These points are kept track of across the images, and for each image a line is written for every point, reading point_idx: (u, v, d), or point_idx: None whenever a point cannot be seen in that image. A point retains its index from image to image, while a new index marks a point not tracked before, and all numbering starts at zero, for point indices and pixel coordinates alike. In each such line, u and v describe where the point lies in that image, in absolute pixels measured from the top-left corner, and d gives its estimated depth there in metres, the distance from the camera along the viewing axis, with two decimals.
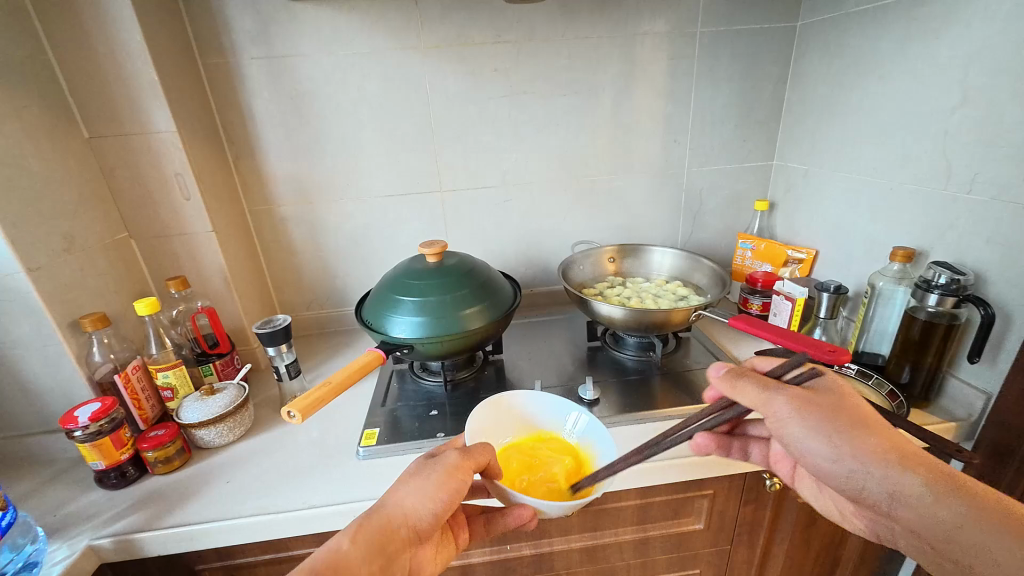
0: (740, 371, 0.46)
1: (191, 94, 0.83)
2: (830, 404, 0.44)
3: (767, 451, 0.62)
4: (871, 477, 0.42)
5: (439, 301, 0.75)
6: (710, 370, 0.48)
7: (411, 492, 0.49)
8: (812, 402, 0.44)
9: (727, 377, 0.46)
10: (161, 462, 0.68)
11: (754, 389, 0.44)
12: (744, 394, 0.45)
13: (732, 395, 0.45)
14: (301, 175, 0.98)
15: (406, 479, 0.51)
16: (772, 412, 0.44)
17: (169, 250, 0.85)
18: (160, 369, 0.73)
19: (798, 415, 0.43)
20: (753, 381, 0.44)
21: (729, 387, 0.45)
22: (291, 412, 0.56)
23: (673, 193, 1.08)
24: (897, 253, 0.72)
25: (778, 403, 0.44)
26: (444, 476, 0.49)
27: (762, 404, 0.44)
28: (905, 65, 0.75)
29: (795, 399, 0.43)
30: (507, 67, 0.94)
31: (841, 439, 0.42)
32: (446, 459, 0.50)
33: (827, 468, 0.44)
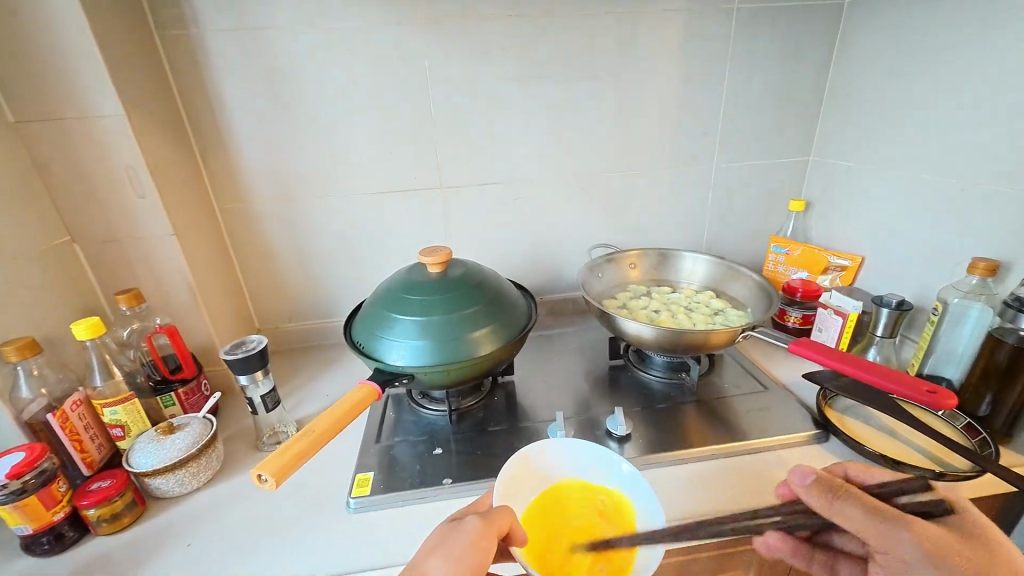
0: (837, 487, 0.41)
1: (143, 71, 0.69)
2: (971, 550, 0.36)
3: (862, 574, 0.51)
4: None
5: (445, 321, 0.63)
6: (791, 476, 0.42)
7: (435, 568, 0.39)
8: (942, 540, 0.37)
9: (820, 495, 0.40)
10: (107, 520, 0.56)
11: (859, 514, 0.39)
12: (847, 518, 0.39)
13: (828, 515, 0.40)
14: (280, 170, 0.85)
15: (425, 551, 0.41)
16: (890, 548, 0.38)
17: (121, 257, 0.72)
18: (106, 404, 0.61)
19: (929, 559, 0.36)
20: (859, 504, 0.39)
21: (825, 507, 0.40)
22: (263, 476, 0.43)
23: (699, 191, 0.97)
24: (977, 265, 0.63)
25: (898, 539, 0.37)
26: (474, 545, 0.41)
27: (875, 534, 0.38)
28: (987, 46, 0.65)
29: (919, 536, 0.37)
30: (518, 45, 0.82)
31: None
32: (468, 528, 0.42)
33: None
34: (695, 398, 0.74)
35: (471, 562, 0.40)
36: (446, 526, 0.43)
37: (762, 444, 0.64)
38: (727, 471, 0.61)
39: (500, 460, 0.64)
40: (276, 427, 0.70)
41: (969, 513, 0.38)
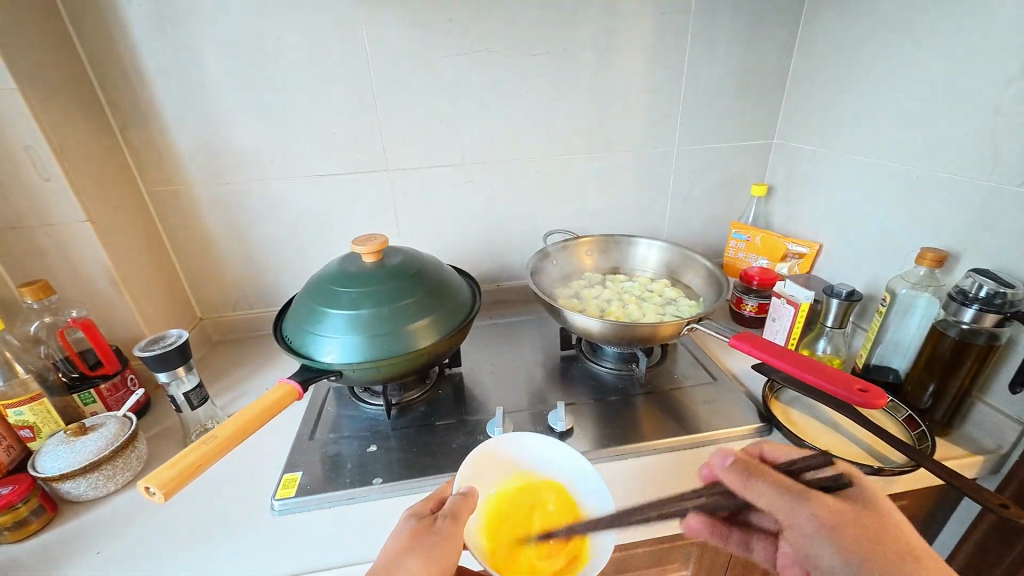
0: (752, 466, 0.39)
1: (41, 38, 0.63)
2: (868, 524, 0.35)
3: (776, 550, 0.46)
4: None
5: (378, 315, 0.60)
6: (713, 457, 0.41)
7: (412, 568, 0.40)
8: (844, 518, 0.35)
9: (736, 470, 0.39)
10: (10, 528, 0.53)
11: (770, 492, 0.37)
12: (757, 496, 0.38)
13: (742, 493, 0.38)
14: (212, 150, 0.79)
15: (397, 551, 0.42)
16: (795, 524, 0.36)
17: (33, 245, 0.67)
18: (10, 405, 0.57)
19: (826, 535, 0.35)
20: (767, 481, 0.38)
21: (738, 484, 0.38)
22: (152, 489, 0.42)
23: (660, 176, 0.94)
24: (925, 256, 0.62)
25: (800, 516, 0.36)
26: (450, 542, 0.43)
27: (783, 511, 0.36)
28: (946, 26, 0.62)
29: (823, 512, 0.35)
30: (465, 18, 0.76)
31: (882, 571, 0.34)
32: (441, 531, 0.43)
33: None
34: (644, 389, 0.73)
35: (444, 558, 0.42)
36: (416, 524, 0.44)
37: (703, 438, 0.63)
38: (670, 468, 0.60)
39: (438, 456, 0.62)
40: (205, 424, 0.67)
41: (870, 487, 0.37)
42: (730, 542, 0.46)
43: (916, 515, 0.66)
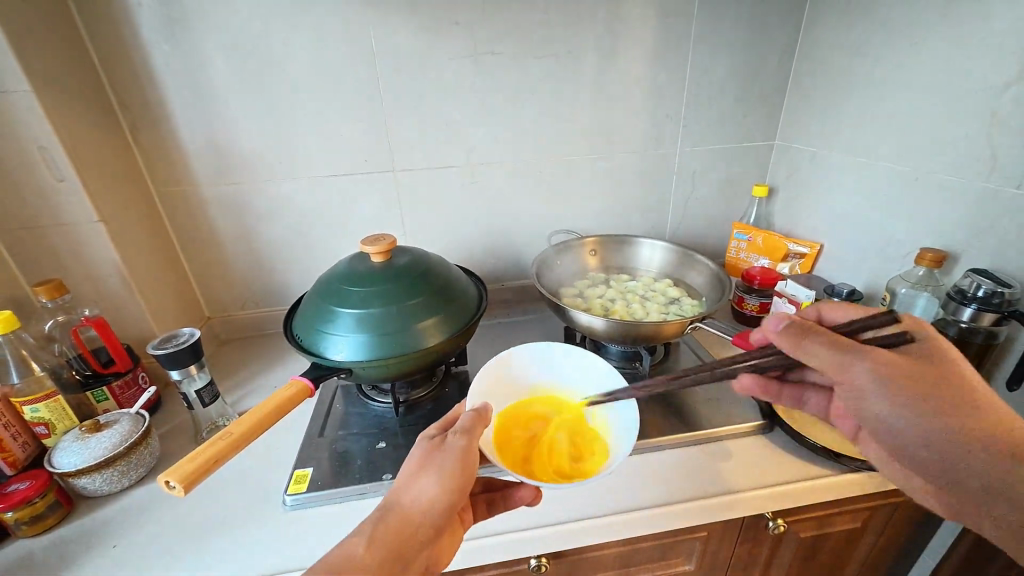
0: (808, 327, 0.41)
1: (54, 41, 0.64)
2: (931, 378, 0.39)
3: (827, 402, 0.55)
4: (969, 470, 0.39)
5: (386, 314, 0.60)
6: (767, 323, 0.43)
7: (426, 486, 0.42)
8: (905, 370, 0.39)
9: (791, 334, 0.41)
10: (28, 522, 0.54)
11: (827, 350, 0.40)
12: (812, 355, 0.40)
13: (796, 354, 0.41)
14: (220, 151, 0.80)
15: (411, 471, 0.43)
16: (850, 378, 0.40)
17: (45, 244, 0.67)
18: (26, 402, 0.58)
19: (881, 383, 0.39)
20: (826, 342, 0.40)
21: (793, 346, 0.41)
22: (171, 483, 0.43)
23: (662, 177, 0.96)
24: (925, 256, 0.63)
25: (858, 368, 0.39)
26: (460, 458, 0.43)
27: (840, 368, 0.40)
28: (945, 31, 0.62)
29: (880, 367, 0.39)
30: (471, 21, 0.77)
31: (932, 417, 0.39)
32: (452, 447, 0.44)
33: (909, 447, 0.42)
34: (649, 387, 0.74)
35: (458, 474, 0.43)
36: (428, 444, 0.45)
37: (709, 434, 0.64)
38: (675, 464, 0.61)
39: None
40: (216, 421, 0.69)
41: (935, 342, 0.41)
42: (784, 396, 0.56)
43: (916, 510, 0.67)
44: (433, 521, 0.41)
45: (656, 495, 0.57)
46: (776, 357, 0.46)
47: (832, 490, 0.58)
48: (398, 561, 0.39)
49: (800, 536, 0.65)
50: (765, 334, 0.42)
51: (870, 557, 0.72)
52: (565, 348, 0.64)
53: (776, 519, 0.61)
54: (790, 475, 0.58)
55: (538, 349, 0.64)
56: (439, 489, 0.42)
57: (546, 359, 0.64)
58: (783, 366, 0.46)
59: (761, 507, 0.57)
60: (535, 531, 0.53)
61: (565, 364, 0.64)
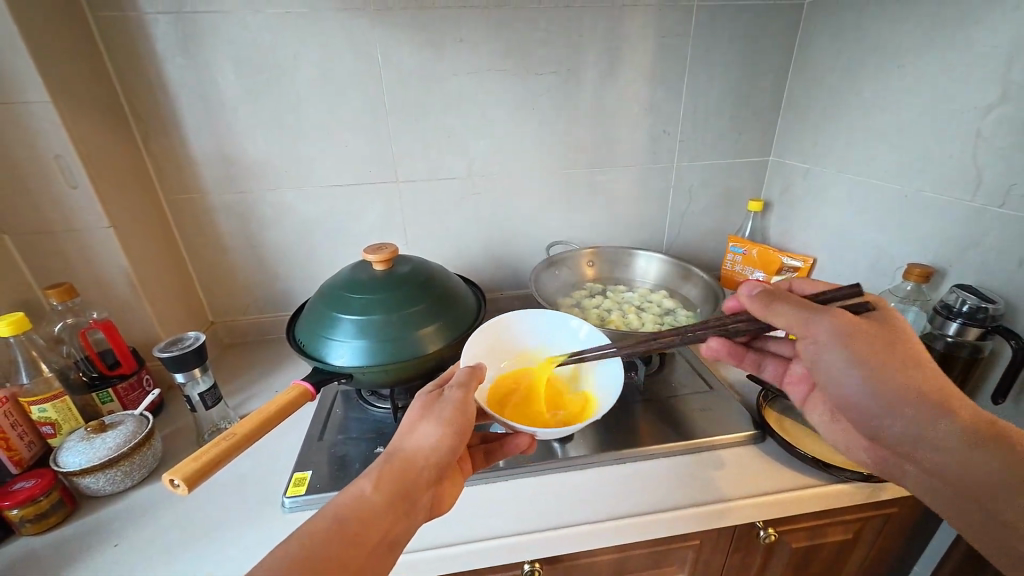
0: (776, 293, 0.44)
1: (75, 54, 0.66)
2: (884, 336, 0.42)
3: (783, 370, 0.60)
4: (903, 414, 0.42)
5: (388, 321, 0.62)
6: (740, 290, 0.46)
7: (428, 431, 0.45)
8: (861, 332, 0.41)
9: (761, 297, 0.44)
10: (32, 520, 0.55)
11: (790, 310, 0.43)
12: (778, 315, 0.43)
13: (765, 316, 0.44)
14: (228, 160, 0.82)
15: (414, 419, 0.46)
16: (812, 334, 0.42)
17: (57, 248, 0.69)
18: (34, 402, 0.60)
19: (840, 340, 0.41)
20: (791, 303, 0.43)
21: (761, 307, 0.44)
22: (176, 482, 0.44)
23: (660, 190, 0.98)
24: (913, 271, 0.65)
25: (819, 325, 0.42)
26: (459, 406, 0.47)
27: (803, 326, 0.42)
28: (932, 55, 0.65)
29: (842, 323, 0.41)
30: (474, 39, 0.80)
31: (878, 367, 0.41)
32: (449, 400, 0.47)
33: (857, 399, 0.44)
34: (644, 397, 0.74)
35: (458, 420, 0.46)
36: (427, 398, 0.48)
37: (702, 442, 0.64)
38: (667, 472, 0.62)
39: None
40: (217, 423, 0.70)
41: (889, 309, 0.44)
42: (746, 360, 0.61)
43: (907, 521, 0.68)
44: (438, 462, 0.44)
45: (647, 502, 0.58)
46: (744, 322, 0.48)
47: (821, 500, 0.59)
48: (405, 501, 0.41)
49: (791, 546, 0.66)
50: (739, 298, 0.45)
51: (861, 569, 0.73)
52: (551, 316, 0.71)
53: (766, 528, 0.62)
54: (780, 485, 0.59)
55: (527, 320, 0.71)
56: (440, 433, 0.45)
57: (535, 328, 0.71)
58: (749, 332, 0.48)
59: (751, 516, 0.58)
60: (527, 536, 0.54)
61: (550, 331, 0.71)
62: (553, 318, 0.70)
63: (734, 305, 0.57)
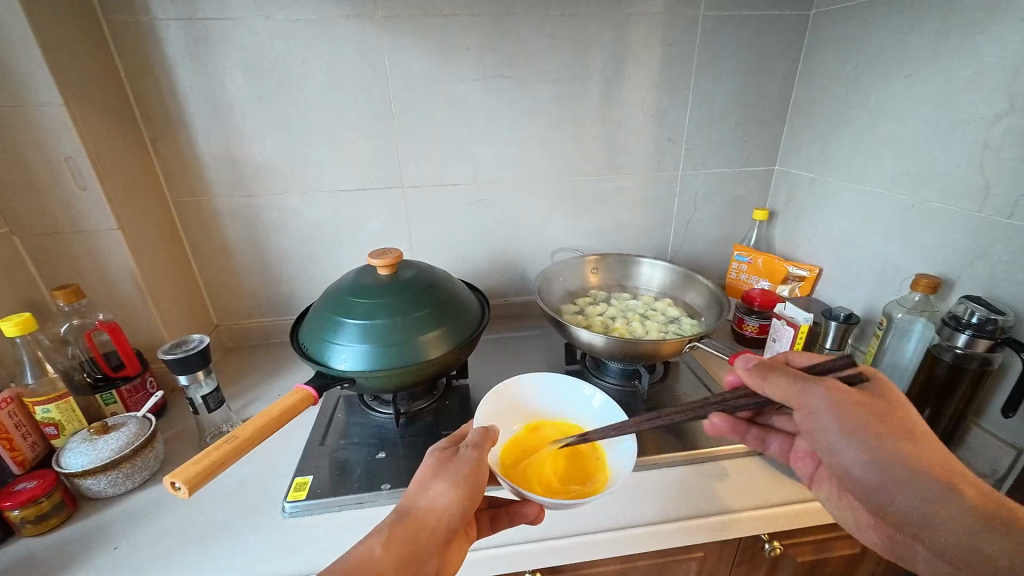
0: (770, 364, 0.45)
1: (89, 59, 0.67)
2: (876, 406, 0.42)
3: (789, 447, 0.59)
4: (904, 490, 0.39)
5: (391, 324, 0.62)
6: (738, 361, 0.47)
7: (441, 490, 0.43)
8: (856, 402, 0.42)
9: (757, 369, 0.45)
10: (32, 521, 0.55)
11: (784, 380, 0.43)
12: (772, 387, 0.44)
13: (759, 388, 0.45)
14: (235, 164, 0.83)
15: (427, 477, 0.45)
16: (805, 404, 0.42)
17: (65, 250, 0.70)
18: (39, 402, 0.60)
19: (834, 410, 0.41)
20: (784, 373, 0.44)
21: (759, 377, 0.45)
22: (177, 485, 0.44)
23: (665, 198, 0.98)
24: (920, 282, 0.64)
25: (812, 394, 0.42)
26: (474, 467, 0.45)
27: (796, 395, 0.43)
28: (938, 64, 0.65)
29: (834, 392, 0.42)
30: (481, 46, 0.80)
31: (872, 439, 0.40)
32: (465, 458, 0.46)
33: (855, 475, 0.42)
34: (647, 406, 0.74)
35: (472, 481, 0.44)
36: (440, 455, 0.47)
37: (705, 453, 0.64)
38: (670, 485, 0.61)
39: None
40: (219, 427, 0.70)
41: (883, 381, 0.44)
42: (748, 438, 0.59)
43: None
44: (450, 525, 0.42)
45: (648, 513, 0.57)
46: (748, 397, 0.48)
47: (826, 514, 0.58)
48: (415, 565, 0.40)
49: (797, 560, 0.65)
50: (736, 368, 0.46)
51: None
52: (564, 382, 0.65)
53: (771, 541, 0.61)
54: (785, 497, 0.58)
55: (540, 385, 0.65)
56: (453, 493, 0.43)
57: (544, 393, 0.65)
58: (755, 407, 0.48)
59: (755, 528, 0.57)
60: (528, 547, 0.54)
61: (568, 397, 0.65)
62: (567, 384, 0.65)
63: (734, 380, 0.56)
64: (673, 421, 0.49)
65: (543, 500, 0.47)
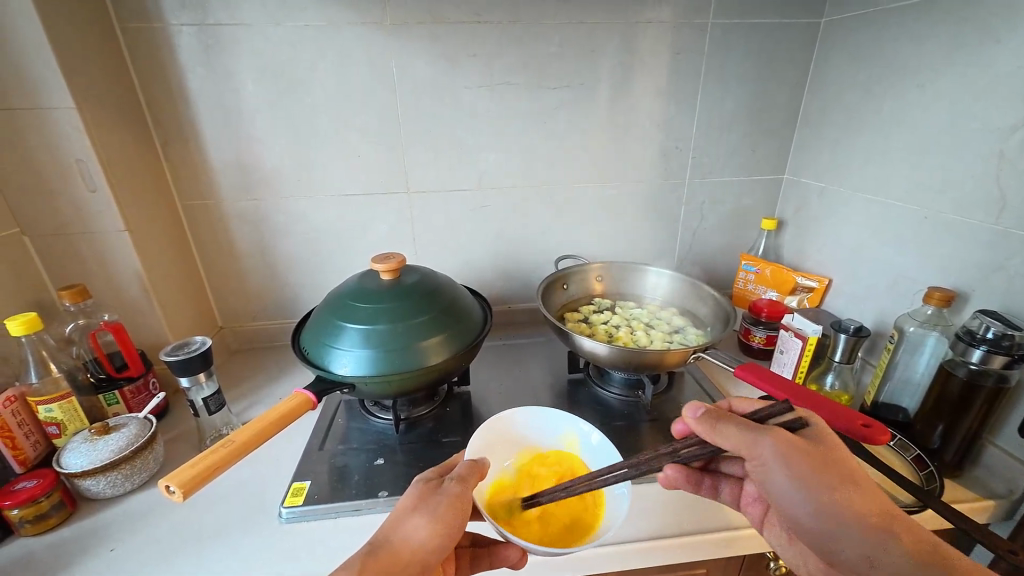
0: (721, 414, 0.44)
1: (101, 63, 0.68)
2: (823, 455, 0.40)
3: (739, 491, 0.55)
4: (847, 539, 0.38)
5: (393, 330, 0.62)
6: (687, 410, 0.46)
7: (419, 524, 0.42)
8: (801, 450, 0.40)
9: (706, 420, 0.44)
10: (31, 521, 0.55)
11: (735, 431, 0.42)
12: (724, 438, 0.43)
13: (713, 439, 0.43)
14: (243, 168, 0.84)
15: (407, 509, 0.44)
16: (756, 455, 0.41)
17: (73, 251, 0.71)
18: (43, 401, 0.60)
19: (783, 460, 0.40)
20: (733, 424, 0.43)
21: (710, 430, 0.43)
22: (172, 488, 0.44)
23: (672, 205, 0.97)
24: (933, 295, 0.62)
25: (761, 445, 0.41)
26: (456, 502, 0.44)
27: (747, 447, 0.41)
28: (952, 72, 0.63)
29: (783, 443, 0.40)
30: (489, 52, 0.81)
31: (821, 489, 0.39)
32: (448, 491, 0.45)
33: (804, 522, 0.40)
34: (651, 418, 0.72)
35: (451, 518, 0.43)
36: (424, 486, 0.46)
37: None
38: (672, 498, 0.59)
39: None
40: (220, 429, 0.70)
41: (824, 428, 0.42)
42: (701, 488, 0.55)
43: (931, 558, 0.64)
44: (425, 561, 0.41)
45: (646, 527, 0.56)
46: (696, 447, 0.46)
47: None
48: None
49: None
50: (685, 420, 0.45)
51: None
52: (561, 414, 0.62)
53: (776, 560, 0.59)
54: None
55: (536, 415, 0.62)
56: (432, 529, 0.42)
57: (539, 426, 0.62)
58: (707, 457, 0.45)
59: (758, 546, 0.56)
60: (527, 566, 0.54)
61: (559, 430, 0.62)
62: (565, 418, 0.61)
63: (683, 428, 0.55)
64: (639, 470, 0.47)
65: (531, 545, 0.45)
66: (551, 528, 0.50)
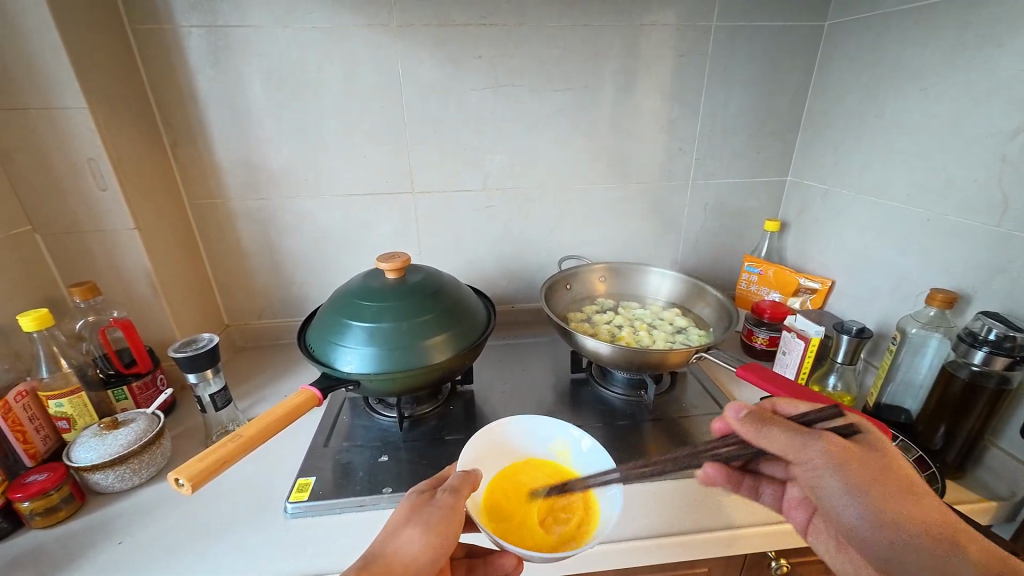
0: (765, 416, 0.45)
1: (114, 65, 0.70)
2: (876, 462, 0.40)
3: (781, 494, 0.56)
4: (907, 551, 0.37)
5: (397, 328, 0.62)
6: (728, 411, 0.47)
7: (412, 536, 0.43)
8: (853, 456, 0.41)
9: (750, 421, 0.45)
10: (42, 514, 0.55)
11: (780, 433, 0.43)
12: (770, 440, 0.43)
13: (757, 439, 0.44)
14: (250, 167, 0.85)
15: (400, 522, 0.44)
16: (805, 458, 0.41)
17: (83, 248, 0.72)
18: (53, 396, 0.61)
19: (834, 465, 0.40)
20: (779, 427, 0.43)
21: (753, 431, 0.44)
22: (180, 481, 0.45)
23: (675, 207, 0.97)
24: (936, 297, 0.63)
25: (811, 448, 0.41)
26: (449, 513, 0.45)
27: (794, 450, 0.42)
28: (954, 76, 0.64)
29: (833, 447, 0.40)
30: (493, 54, 0.81)
31: (876, 497, 0.39)
32: (441, 502, 0.45)
33: (860, 534, 0.40)
34: (653, 417, 0.73)
35: (444, 529, 0.44)
36: (417, 499, 0.46)
37: None
38: (673, 496, 0.60)
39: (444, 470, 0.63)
40: (226, 426, 0.71)
41: (878, 433, 0.42)
42: (741, 487, 0.57)
43: None
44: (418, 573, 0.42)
45: (648, 526, 0.56)
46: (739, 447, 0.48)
47: None
48: None
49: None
50: (728, 420, 0.46)
51: None
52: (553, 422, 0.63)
53: (778, 559, 0.60)
54: None
55: (528, 422, 0.63)
56: (425, 540, 0.43)
57: (530, 434, 0.63)
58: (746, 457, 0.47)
59: (759, 545, 0.56)
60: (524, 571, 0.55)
61: (550, 436, 0.63)
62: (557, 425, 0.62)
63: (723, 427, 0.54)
64: (662, 470, 0.49)
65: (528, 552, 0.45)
66: (547, 532, 0.50)
